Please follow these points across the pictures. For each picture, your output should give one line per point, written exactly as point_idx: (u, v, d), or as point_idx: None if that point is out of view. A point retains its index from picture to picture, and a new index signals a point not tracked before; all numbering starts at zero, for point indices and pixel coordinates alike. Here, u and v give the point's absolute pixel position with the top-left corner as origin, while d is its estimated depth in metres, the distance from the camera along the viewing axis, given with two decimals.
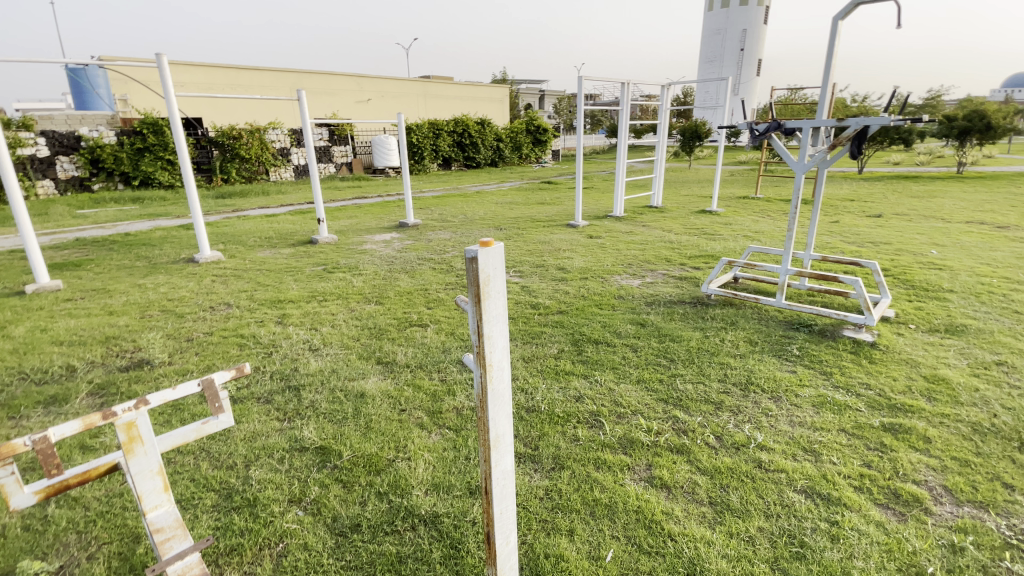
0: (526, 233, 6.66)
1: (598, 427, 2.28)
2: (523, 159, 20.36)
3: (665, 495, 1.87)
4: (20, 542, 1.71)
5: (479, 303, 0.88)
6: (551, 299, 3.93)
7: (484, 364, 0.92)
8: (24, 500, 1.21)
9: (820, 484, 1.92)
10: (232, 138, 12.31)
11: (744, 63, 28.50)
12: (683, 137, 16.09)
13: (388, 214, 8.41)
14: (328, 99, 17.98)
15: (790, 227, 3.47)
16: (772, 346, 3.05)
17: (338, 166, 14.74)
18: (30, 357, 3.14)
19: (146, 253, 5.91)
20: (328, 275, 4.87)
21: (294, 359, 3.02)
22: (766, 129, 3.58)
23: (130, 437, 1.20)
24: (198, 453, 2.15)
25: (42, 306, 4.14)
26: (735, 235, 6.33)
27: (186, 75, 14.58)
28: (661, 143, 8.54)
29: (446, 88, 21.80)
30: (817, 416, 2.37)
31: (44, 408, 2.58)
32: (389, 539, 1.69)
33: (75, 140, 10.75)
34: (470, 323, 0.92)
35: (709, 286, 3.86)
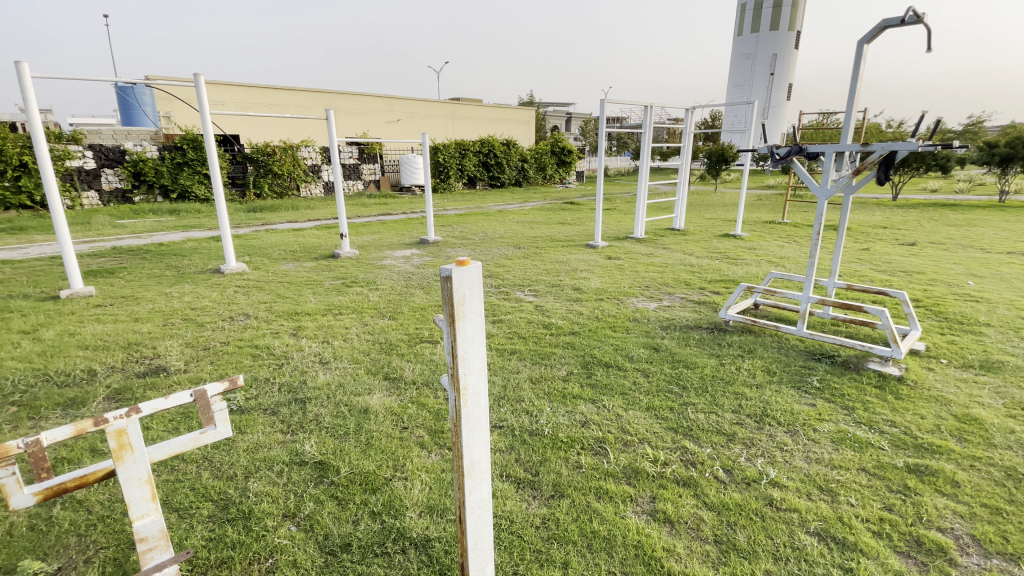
0: (544, 252, 6.66)
1: (603, 455, 2.21)
2: (548, 180, 20.51)
3: (668, 530, 1.79)
4: (23, 542, 1.74)
5: (454, 323, 0.92)
6: (564, 320, 3.89)
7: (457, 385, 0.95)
8: (23, 500, 1.19)
9: (835, 527, 1.80)
10: (266, 155, 12.77)
11: (774, 87, 28.28)
12: (710, 160, 15.96)
13: (411, 231, 8.54)
14: (360, 118, 18.55)
15: (814, 253, 3.36)
16: (790, 377, 2.93)
17: (367, 184, 15.11)
18: (55, 360, 3.25)
19: (176, 262, 6.13)
20: (346, 289, 4.95)
21: (304, 371, 3.05)
22: (789, 152, 3.49)
23: (120, 445, 1.20)
24: (201, 461, 2.16)
25: (73, 310, 4.31)
26: (759, 260, 6.18)
27: (227, 94, 15.28)
28: (685, 166, 8.48)
29: (474, 109, 22.25)
30: (836, 453, 2.24)
31: (61, 411, 2.65)
32: (379, 560, 1.65)
33: (120, 154, 11.28)
34: (446, 343, 0.96)
35: (727, 311, 3.75)
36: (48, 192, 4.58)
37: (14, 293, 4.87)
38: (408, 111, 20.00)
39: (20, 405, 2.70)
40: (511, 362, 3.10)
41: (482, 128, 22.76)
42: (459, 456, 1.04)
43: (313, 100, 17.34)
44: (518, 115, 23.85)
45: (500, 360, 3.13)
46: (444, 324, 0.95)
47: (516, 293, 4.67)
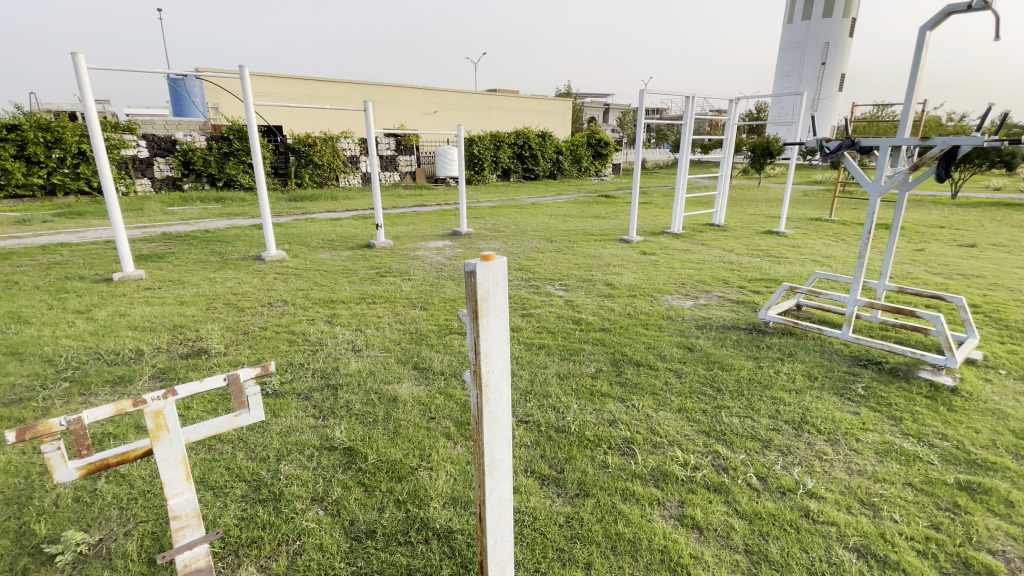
0: (577, 246, 6.58)
1: (630, 455, 2.16)
2: (583, 172, 20.26)
3: (696, 536, 1.74)
4: (70, 512, 1.84)
5: (476, 320, 0.90)
6: (595, 316, 3.83)
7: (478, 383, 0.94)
8: (66, 475, 1.25)
9: (876, 544, 1.71)
10: (307, 145, 13.09)
11: (825, 78, 26.98)
12: (753, 154, 15.38)
13: (445, 222, 8.60)
14: (398, 110, 18.78)
15: (863, 253, 3.17)
16: (833, 383, 2.79)
17: (403, 175, 15.31)
18: (107, 339, 3.44)
19: (220, 249, 6.37)
20: (380, 278, 5.03)
21: (337, 358, 3.11)
22: (839, 146, 3.30)
23: (158, 425, 1.25)
24: (236, 442, 2.24)
25: (125, 292, 4.55)
26: (802, 259, 5.93)
27: (271, 86, 15.74)
28: (726, 159, 8.20)
29: (511, 101, 22.17)
30: (880, 466, 2.12)
31: (110, 388, 2.80)
32: (402, 549, 1.67)
33: (171, 143, 11.83)
34: (468, 340, 0.94)
35: (768, 312, 3.60)
36: (103, 180, 4.82)
37: (73, 274, 5.18)
38: (445, 103, 20.10)
39: (74, 381, 2.87)
40: (539, 357, 3.08)
41: (518, 120, 22.65)
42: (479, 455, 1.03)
43: (353, 92, 17.65)
44: (555, 106, 23.61)
45: (528, 354, 3.11)
46: (466, 320, 0.93)
47: (547, 287, 4.63)
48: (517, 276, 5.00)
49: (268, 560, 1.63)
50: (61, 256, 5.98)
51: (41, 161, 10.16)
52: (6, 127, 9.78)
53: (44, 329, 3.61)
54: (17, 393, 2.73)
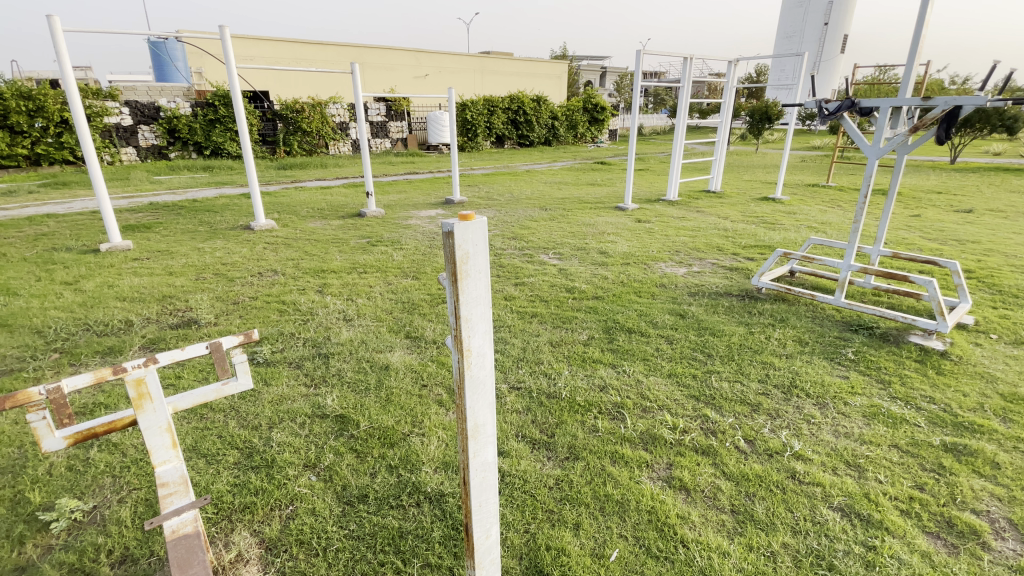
0: (572, 215, 6.50)
1: (620, 420, 2.18)
2: (578, 138, 19.89)
3: (683, 497, 1.77)
4: (62, 481, 1.85)
5: (455, 283, 0.87)
6: (588, 284, 3.81)
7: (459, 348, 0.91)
8: (53, 444, 1.24)
9: (861, 503, 1.74)
10: (296, 112, 12.74)
11: (827, 39, 26.26)
12: (752, 119, 15.11)
13: (437, 191, 8.46)
14: (388, 74, 18.22)
15: (859, 218, 3.13)
16: (823, 348, 2.81)
17: (394, 142, 14.98)
18: (95, 310, 3.40)
19: (209, 219, 6.26)
20: (371, 248, 4.96)
21: (328, 327, 3.09)
22: (839, 107, 3.21)
23: (139, 394, 1.23)
24: (228, 411, 2.24)
25: (113, 263, 4.48)
26: (798, 226, 5.89)
27: (256, 49, 15.19)
28: (724, 124, 8.04)
29: (505, 64, 21.53)
30: (867, 428, 2.15)
31: (100, 358, 2.79)
32: (394, 512, 1.69)
33: (155, 110, 11.48)
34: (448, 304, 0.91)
35: (761, 278, 3.59)
36: (83, 147, 4.67)
37: (58, 245, 5.08)
38: (437, 66, 19.51)
39: (62, 352, 2.85)
40: (532, 325, 3.07)
41: (511, 84, 22.06)
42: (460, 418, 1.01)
43: (341, 55, 17.07)
44: (550, 70, 22.97)
45: (520, 322, 3.10)
46: (445, 284, 0.90)
47: (541, 256, 4.59)
48: (510, 244, 4.94)
49: (261, 525, 1.65)
50: (46, 227, 5.86)
51: (25, 132, 9.85)
52: None
53: (31, 301, 3.56)
54: (6, 364, 2.71)
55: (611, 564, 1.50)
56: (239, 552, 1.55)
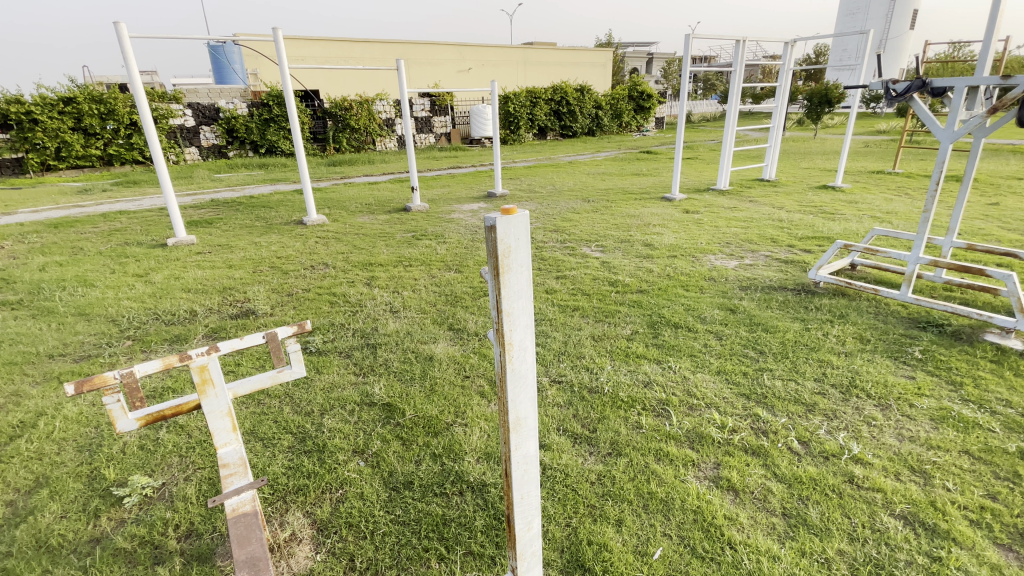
0: (616, 206, 6.38)
1: (665, 416, 2.14)
2: (623, 128, 19.47)
3: (731, 498, 1.71)
4: (136, 459, 2.01)
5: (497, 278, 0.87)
6: (632, 277, 3.73)
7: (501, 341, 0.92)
8: (127, 424, 1.35)
9: (926, 512, 1.63)
10: (344, 109, 13.12)
11: (895, 14, 24.42)
12: (810, 102, 14.30)
13: (480, 184, 8.51)
14: (432, 69, 18.44)
15: (930, 207, 2.90)
16: (887, 346, 2.63)
17: (438, 137, 15.17)
18: (164, 301, 3.64)
19: (265, 214, 6.56)
20: (416, 241, 5.06)
21: (375, 319, 3.19)
22: (908, 88, 2.98)
23: (203, 379, 1.31)
24: (283, 397, 2.35)
25: (178, 257, 4.78)
26: (860, 216, 5.54)
27: (307, 49, 15.74)
28: (779, 108, 7.64)
29: (548, 54, 21.30)
30: (935, 433, 2.00)
31: (167, 346, 2.99)
32: (437, 500, 1.73)
33: (214, 112, 12.13)
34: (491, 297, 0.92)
35: (818, 271, 3.40)
36: (151, 148, 4.98)
37: (131, 240, 5.47)
38: (480, 59, 19.56)
39: (135, 340, 3.08)
40: (574, 319, 3.05)
41: (554, 75, 21.82)
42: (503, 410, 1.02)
43: (386, 52, 17.40)
44: (595, 58, 22.54)
45: (562, 316, 3.08)
46: (488, 277, 0.91)
47: (583, 249, 4.54)
48: (552, 237, 4.91)
49: (313, 506, 1.73)
50: (120, 223, 6.33)
51: (97, 133, 10.67)
52: (63, 100, 10.23)
53: (107, 292, 3.87)
54: (86, 350, 2.96)
55: (654, 562, 1.47)
56: (293, 531, 1.63)
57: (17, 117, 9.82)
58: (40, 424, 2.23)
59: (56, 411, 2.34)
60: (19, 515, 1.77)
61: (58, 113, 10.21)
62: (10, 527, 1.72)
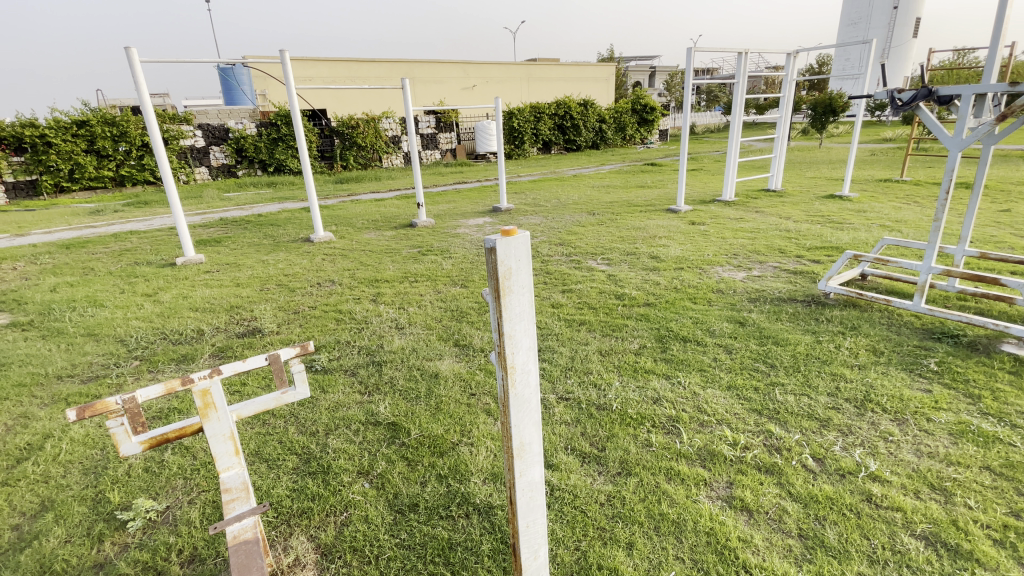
0: (621, 219, 6.37)
1: (675, 434, 2.09)
2: (627, 141, 19.59)
3: (745, 519, 1.66)
4: (141, 481, 2.00)
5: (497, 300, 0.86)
6: (639, 290, 3.71)
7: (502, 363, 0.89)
8: (130, 448, 1.34)
9: (947, 531, 1.57)
10: (351, 127, 13.31)
11: (897, 22, 24.50)
12: (814, 112, 14.30)
13: (485, 199, 8.55)
14: (437, 86, 18.69)
15: (940, 216, 2.85)
16: (901, 358, 2.58)
17: (443, 153, 15.32)
18: (172, 320, 3.66)
19: (273, 232, 6.62)
20: (422, 257, 5.07)
21: (381, 336, 3.17)
22: (913, 97, 2.95)
23: (205, 403, 1.30)
24: (287, 417, 2.34)
25: (187, 276, 4.82)
26: (869, 225, 5.49)
27: (314, 69, 16.04)
28: (783, 118, 7.64)
29: (551, 70, 21.55)
30: (954, 448, 1.95)
31: (174, 365, 3.00)
32: (443, 523, 1.69)
33: (224, 132, 12.35)
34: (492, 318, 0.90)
35: (828, 282, 3.35)
36: (160, 169, 5.05)
37: (141, 260, 5.53)
38: (484, 76, 19.81)
39: (142, 360, 3.09)
40: (580, 333, 3.01)
41: (558, 90, 22.04)
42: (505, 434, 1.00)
43: (392, 71, 17.68)
44: (598, 72, 22.77)
45: (568, 331, 3.06)
46: (488, 298, 0.89)
47: (589, 262, 4.52)
48: (558, 251, 4.90)
49: (317, 530, 1.70)
50: (131, 243, 6.42)
51: (110, 155, 10.87)
52: (77, 123, 10.45)
53: (116, 311, 3.90)
54: (94, 370, 2.98)
55: None
56: (297, 556, 1.60)
57: (32, 140, 10.04)
58: (46, 446, 2.23)
59: (62, 433, 2.34)
60: (23, 539, 1.76)
61: (72, 135, 10.43)
62: (14, 552, 1.70)
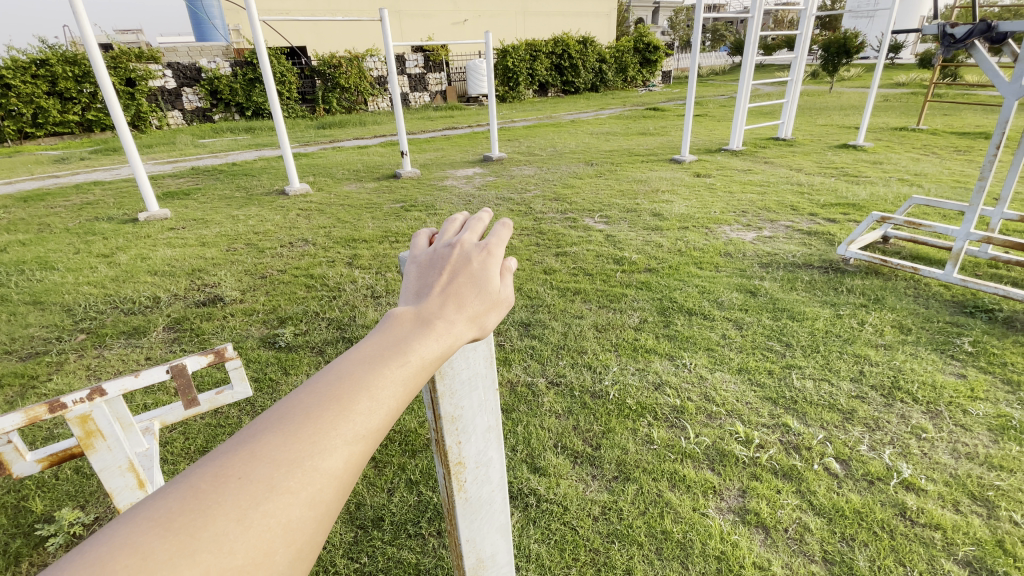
0: (621, 170, 5.94)
1: (679, 428, 1.84)
2: (628, 83, 18.56)
3: (760, 538, 1.44)
4: (67, 487, 1.73)
5: (434, 376, 0.71)
6: (639, 254, 3.37)
7: (444, 456, 0.76)
8: (26, 468, 1.08)
9: (994, 557, 1.36)
10: (333, 67, 12.42)
11: None
12: (827, 53, 13.44)
13: (476, 147, 8.03)
14: (425, 22, 17.43)
15: (987, 174, 2.50)
16: (931, 337, 2.31)
17: (433, 95, 14.45)
18: (126, 286, 3.33)
19: (246, 183, 6.16)
20: (405, 213, 4.68)
21: (354, 307, 2.86)
22: (969, 33, 2.54)
23: (87, 431, 1.03)
24: (243, 406, 2.06)
25: (149, 233, 4.44)
26: (887, 179, 5.10)
27: (291, 2, 14.81)
28: (799, 59, 7.03)
29: (548, 4, 20.06)
30: (994, 448, 1.71)
31: (124, 340, 2.69)
32: (411, 544, 1.45)
33: (196, 72, 11.46)
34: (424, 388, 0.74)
35: (849, 247, 3.02)
36: (111, 113, 4.51)
37: (102, 215, 5.11)
38: (476, 10, 18.46)
39: (89, 333, 2.78)
40: (574, 305, 2.72)
41: (556, 26, 20.63)
42: (459, 554, 0.87)
43: (376, 3, 16.36)
44: (598, 7, 21.28)
45: (561, 302, 2.75)
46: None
47: (585, 220, 4.17)
48: (551, 207, 4.52)
49: None
50: (93, 195, 5.95)
51: (74, 97, 10.08)
52: (36, 62, 9.61)
53: (67, 275, 3.55)
54: (34, 346, 2.67)
55: None
56: None
57: None
58: None
59: None
60: None
61: (31, 76, 9.61)
62: None
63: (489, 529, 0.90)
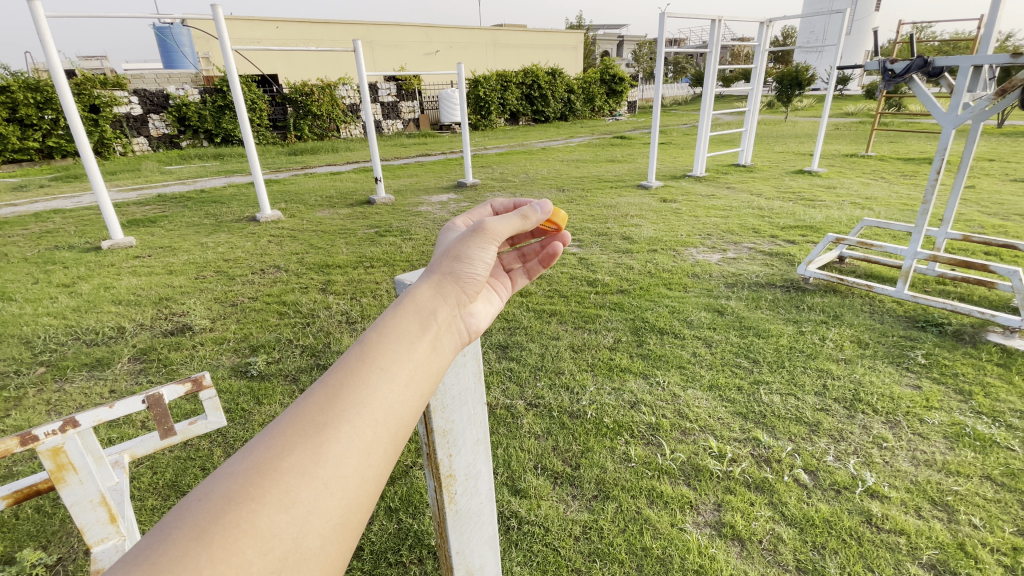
0: (591, 196, 6.10)
1: (655, 445, 1.88)
2: (596, 112, 19.18)
3: (737, 550, 1.47)
4: (28, 526, 1.64)
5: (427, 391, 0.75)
6: (611, 276, 3.46)
7: (435, 468, 0.79)
8: None
9: (956, 559, 1.43)
10: (305, 95, 12.45)
11: None
12: (782, 85, 14.24)
13: (449, 173, 8.12)
14: (397, 52, 17.74)
15: (930, 198, 2.69)
16: (887, 351, 2.44)
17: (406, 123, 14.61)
18: (88, 317, 3.21)
19: (215, 210, 6.06)
20: (379, 238, 4.68)
21: (329, 333, 2.83)
22: (908, 68, 2.75)
23: (59, 465, 1.00)
24: (214, 437, 2.00)
25: (113, 262, 4.31)
26: (840, 202, 5.40)
27: (262, 31, 14.91)
28: (755, 91, 7.45)
29: (518, 36, 20.71)
30: (951, 454, 1.81)
31: (86, 372, 2.59)
32: (392, 571, 1.43)
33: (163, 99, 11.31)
34: None
35: (808, 267, 3.18)
36: (75, 139, 4.42)
37: (63, 243, 4.94)
38: (447, 41, 18.89)
39: (48, 366, 2.66)
40: (550, 326, 2.77)
41: (525, 57, 21.27)
42: (449, 567, 0.88)
43: (348, 34, 16.59)
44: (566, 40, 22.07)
45: (538, 323, 2.80)
46: None
47: None
48: None
49: None
50: (53, 223, 5.75)
51: (34, 124, 9.79)
52: None
53: (24, 306, 3.41)
54: None
55: None
56: None
57: None
58: None
59: None
60: None
61: None
62: None
63: (478, 543, 0.91)
